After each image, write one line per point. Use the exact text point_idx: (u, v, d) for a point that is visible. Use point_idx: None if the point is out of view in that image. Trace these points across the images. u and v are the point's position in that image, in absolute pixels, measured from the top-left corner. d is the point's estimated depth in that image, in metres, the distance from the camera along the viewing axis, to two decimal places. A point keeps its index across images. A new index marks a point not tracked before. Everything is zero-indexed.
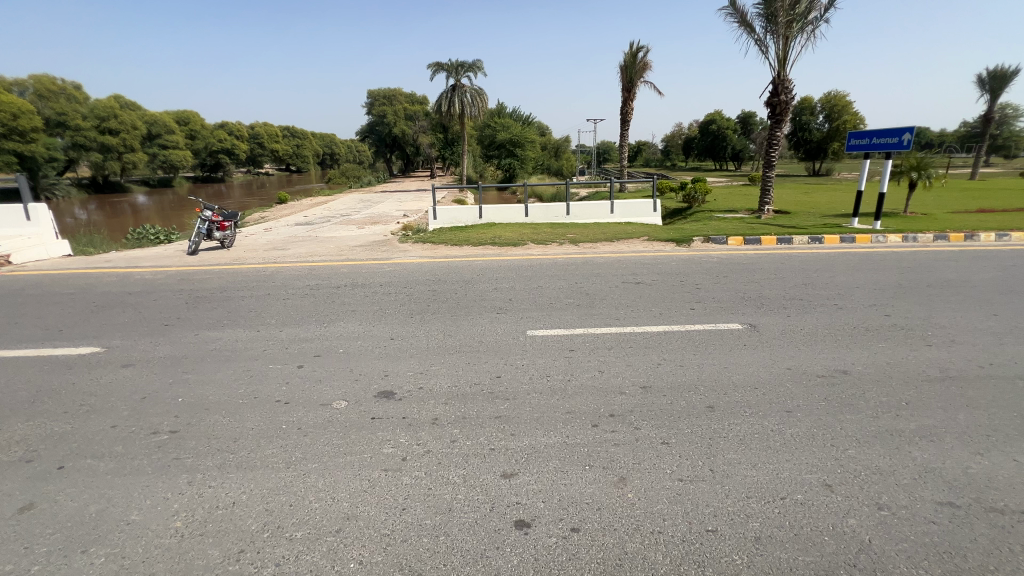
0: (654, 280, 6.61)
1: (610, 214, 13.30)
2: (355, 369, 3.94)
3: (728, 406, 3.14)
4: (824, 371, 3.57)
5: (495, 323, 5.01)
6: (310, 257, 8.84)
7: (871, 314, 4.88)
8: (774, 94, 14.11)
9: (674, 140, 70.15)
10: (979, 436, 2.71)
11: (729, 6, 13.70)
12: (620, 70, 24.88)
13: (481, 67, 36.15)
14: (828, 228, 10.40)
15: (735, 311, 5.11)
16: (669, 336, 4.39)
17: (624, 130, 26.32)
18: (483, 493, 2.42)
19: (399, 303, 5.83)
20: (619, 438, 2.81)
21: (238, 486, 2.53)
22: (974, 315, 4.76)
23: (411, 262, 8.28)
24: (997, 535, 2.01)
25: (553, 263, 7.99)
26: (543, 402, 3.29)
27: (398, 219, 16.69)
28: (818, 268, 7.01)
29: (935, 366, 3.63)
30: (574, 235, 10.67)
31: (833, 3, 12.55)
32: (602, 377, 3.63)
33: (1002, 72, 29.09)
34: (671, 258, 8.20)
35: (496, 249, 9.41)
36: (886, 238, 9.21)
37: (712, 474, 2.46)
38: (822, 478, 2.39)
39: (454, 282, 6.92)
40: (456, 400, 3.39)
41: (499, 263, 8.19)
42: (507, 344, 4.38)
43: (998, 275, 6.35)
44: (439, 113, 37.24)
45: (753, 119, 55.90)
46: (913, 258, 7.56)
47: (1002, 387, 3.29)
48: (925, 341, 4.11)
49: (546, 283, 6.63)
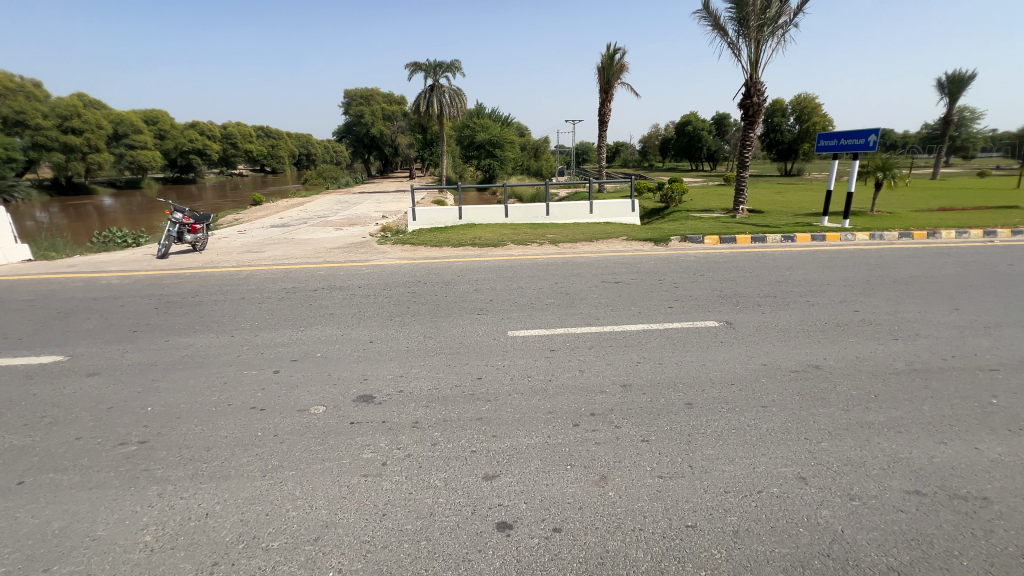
0: (634, 280, 6.69)
1: (589, 214, 13.40)
2: (333, 374, 3.87)
3: (706, 402, 3.19)
4: (797, 367, 3.67)
5: (476, 324, 4.99)
6: (286, 259, 8.66)
7: (841, 310, 5.03)
8: (747, 96, 14.43)
9: (652, 141, 71.21)
10: (942, 426, 2.83)
11: (702, 10, 13.97)
12: (598, 71, 25.13)
13: (459, 67, 36.02)
14: (800, 226, 10.69)
15: (711, 309, 5.20)
16: (648, 335, 4.45)
17: (603, 131, 26.58)
18: (465, 496, 2.40)
19: (378, 305, 5.76)
20: (600, 437, 2.83)
21: (211, 497, 2.46)
22: (938, 310, 4.95)
23: (390, 264, 8.19)
24: (960, 521, 2.09)
25: (534, 263, 8.01)
26: (524, 403, 3.29)
27: (377, 220, 16.51)
28: (791, 266, 7.20)
29: (902, 359, 3.77)
30: (554, 236, 10.71)
31: (801, 8, 12.91)
32: (582, 376, 3.65)
33: (960, 76, 30.44)
34: (649, 258, 8.31)
35: (476, 250, 9.38)
36: (854, 236, 9.52)
37: (691, 469, 2.50)
38: (796, 471, 2.45)
39: (435, 283, 6.87)
40: (437, 402, 3.36)
41: (479, 263, 8.16)
42: (488, 345, 4.37)
43: (958, 270, 6.63)
44: (418, 114, 36.97)
45: (728, 120, 57.14)
46: (880, 255, 7.84)
47: (964, 378, 3.43)
48: (891, 335, 4.26)
49: (527, 283, 6.65)
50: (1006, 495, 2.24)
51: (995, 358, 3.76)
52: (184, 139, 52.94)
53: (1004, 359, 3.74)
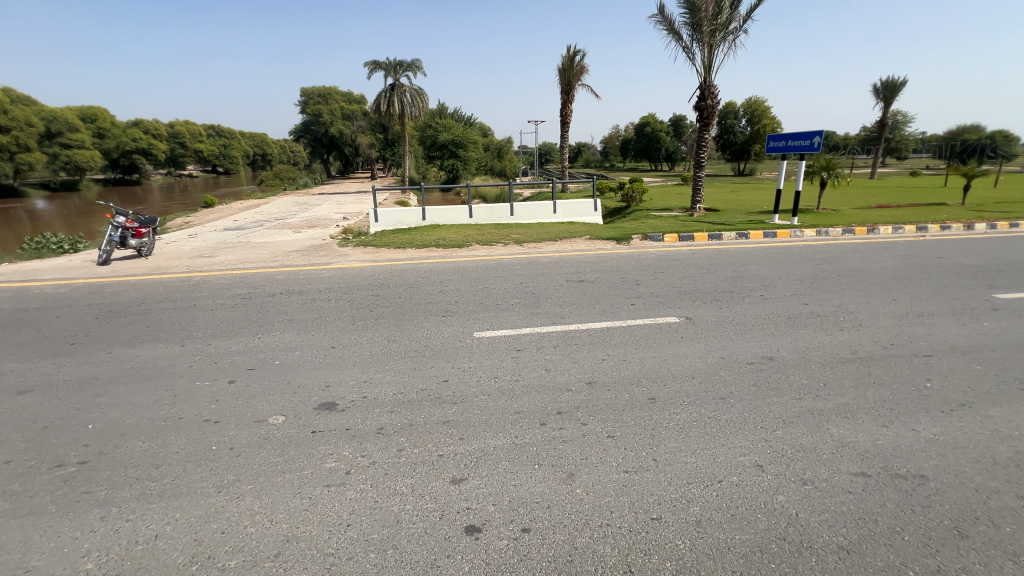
0: (597, 278, 6.81)
1: (552, 214, 13.52)
2: (292, 381, 3.73)
3: (668, 396, 3.27)
4: (753, 359, 3.82)
5: (441, 326, 4.94)
6: (241, 264, 8.30)
7: (791, 303, 5.28)
8: (701, 99, 14.94)
9: (612, 142, 72.68)
10: (884, 410, 3.01)
11: (658, 14, 14.37)
12: (558, 72, 25.42)
13: (420, 67, 35.60)
14: (753, 224, 11.17)
15: (672, 305, 5.35)
16: (612, 332, 4.53)
17: (565, 132, 26.91)
18: (432, 502, 2.36)
19: (340, 310, 5.61)
20: (567, 435, 2.85)
21: (161, 517, 2.32)
22: (878, 301, 5.27)
23: (352, 266, 7.99)
24: (902, 498, 2.23)
25: (499, 264, 8.01)
26: (491, 404, 3.28)
27: (337, 222, 16.08)
28: (745, 262, 7.51)
29: (847, 348, 3.99)
30: (518, 236, 10.75)
31: (749, 15, 13.48)
32: (548, 375, 3.68)
33: (893, 83, 32.61)
34: (612, 256, 8.47)
35: (441, 251, 9.29)
36: (802, 233, 10.02)
37: (655, 463, 2.56)
38: (753, 459, 2.55)
39: (399, 285, 6.75)
40: (403, 406, 3.31)
41: (444, 265, 8.09)
42: (454, 347, 4.33)
43: (895, 264, 7.09)
44: (378, 113, 36.30)
45: (684, 122, 59.04)
46: (826, 250, 8.29)
47: (902, 364, 3.67)
48: (838, 326, 4.50)
49: (493, 284, 6.64)
50: (941, 472, 2.41)
51: (928, 345, 4.04)
52: (126, 138, 49.91)
53: (937, 345, 4.02)
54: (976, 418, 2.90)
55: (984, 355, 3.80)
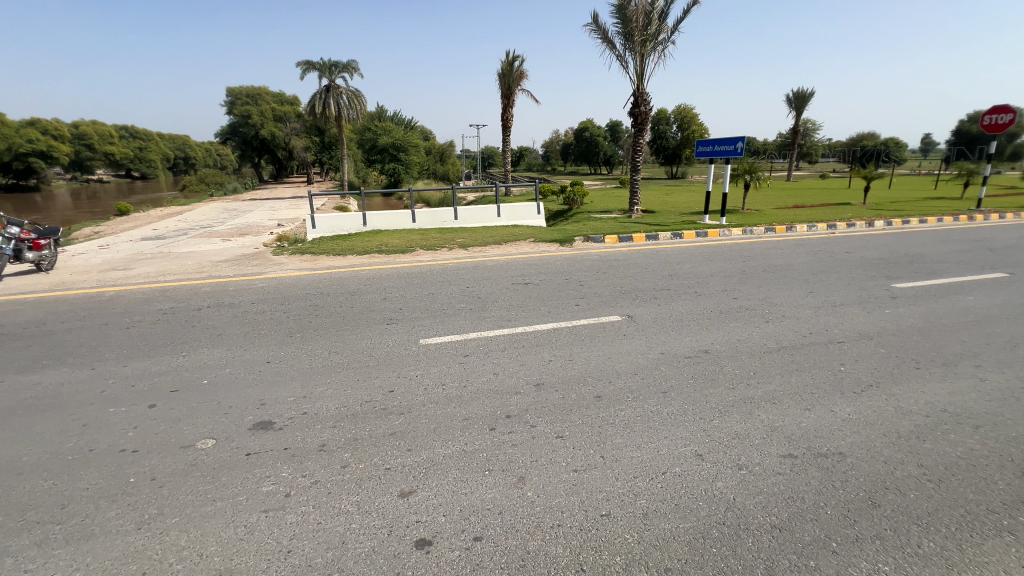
0: (542, 280, 6.90)
1: (497, 217, 13.56)
2: (223, 401, 3.47)
3: (613, 393, 3.36)
4: (689, 353, 4.02)
5: (386, 335, 4.80)
6: (161, 276, 7.64)
7: (723, 298, 5.62)
8: (636, 106, 15.58)
9: (553, 146, 74.25)
10: (807, 394, 3.26)
11: (592, 23, 14.84)
12: (498, 77, 25.63)
13: (357, 68, 34.59)
14: (686, 225, 11.78)
15: (614, 304, 5.52)
16: (557, 333, 4.60)
17: (506, 136, 27.14)
18: (380, 518, 2.28)
19: (275, 322, 5.30)
20: (516, 439, 2.85)
21: (69, 563, 2.07)
22: (798, 293, 5.72)
23: (288, 275, 7.60)
24: (824, 475, 2.42)
25: (444, 268, 7.92)
26: (439, 412, 3.22)
27: (271, 229, 15.24)
28: (680, 261, 7.90)
29: (773, 338, 4.29)
30: (463, 240, 10.69)
31: (676, 27, 14.24)
32: (497, 379, 3.67)
33: (803, 94, 35.74)
34: (556, 258, 8.62)
35: (383, 257, 9.04)
36: (730, 232, 10.70)
37: (602, 460, 2.62)
38: (693, 449, 2.67)
39: (340, 294, 6.50)
40: (346, 420, 3.17)
41: (387, 271, 7.87)
42: (399, 355, 4.22)
43: (811, 259, 7.74)
44: (313, 115, 34.87)
45: (620, 128, 61.45)
46: (751, 248, 8.90)
47: (820, 351, 4.00)
48: (764, 318, 4.84)
49: (438, 289, 6.55)
50: (856, 448, 2.64)
51: (842, 332, 4.43)
52: (19, 139, 44.68)
53: (848, 332, 4.42)
54: (883, 397, 3.20)
55: (887, 339, 4.22)
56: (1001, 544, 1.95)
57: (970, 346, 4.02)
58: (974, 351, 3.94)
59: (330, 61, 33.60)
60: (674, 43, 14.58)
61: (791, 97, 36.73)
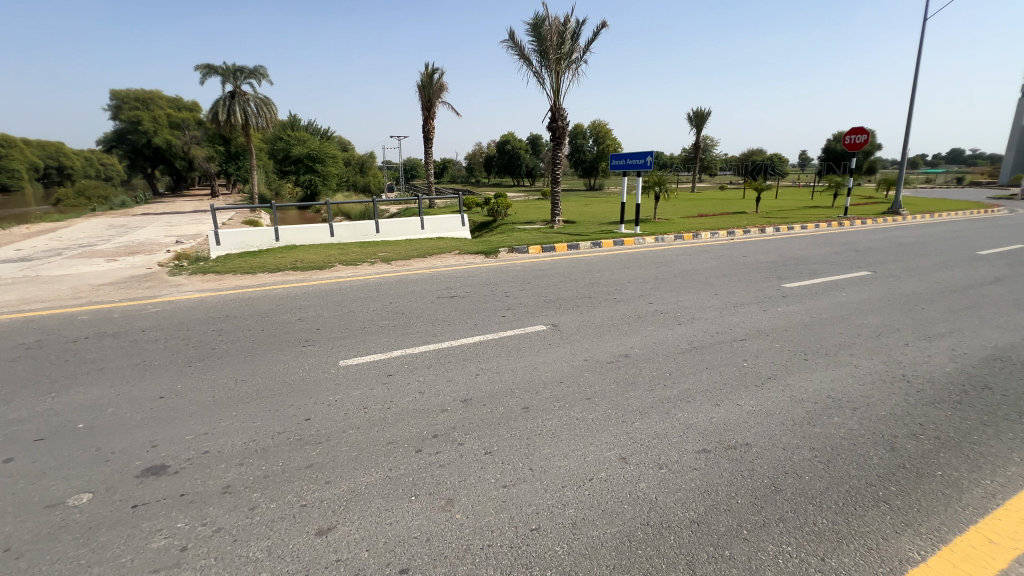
0: (468, 293, 6.85)
1: (420, 230, 13.30)
2: (104, 447, 3.02)
3: (540, 404, 3.39)
4: (611, 358, 4.17)
5: (301, 358, 4.48)
6: (24, 304, 6.57)
7: (640, 303, 5.92)
8: (553, 121, 16.16)
9: (476, 158, 74.86)
10: (715, 391, 3.51)
11: (509, 40, 15.22)
12: (418, 89, 25.39)
13: (265, 74, 32.59)
14: (605, 234, 12.34)
15: (539, 314, 5.60)
16: (484, 346, 4.56)
17: (428, 148, 26.90)
18: (295, 562, 2.08)
19: (171, 351, 4.75)
20: (444, 459, 2.77)
21: None
22: (705, 296, 6.18)
23: (186, 298, 6.87)
24: (733, 466, 2.60)
25: (366, 284, 7.61)
26: (361, 438, 3.04)
27: (167, 247, 13.76)
28: (600, 269, 8.24)
29: (685, 340, 4.58)
30: (385, 254, 10.36)
31: (588, 48, 15.02)
32: (423, 398, 3.55)
33: (702, 114, 39.23)
34: (481, 270, 8.63)
35: (298, 274, 8.49)
36: (644, 240, 11.38)
37: (531, 472, 2.61)
38: (617, 453, 2.75)
39: (248, 316, 5.99)
40: (255, 456, 2.88)
41: (303, 289, 7.40)
42: (317, 380, 3.95)
43: (714, 263, 8.43)
44: (216, 123, 32.24)
45: (540, 141, 63.43)
46: (663, 255, 9.52)
47: (725, 349, 4.33)
48: (676, 321, 5.16)
49: (359, 306, 6.26)
50: (759, 438, 2.87)
51: (743, 331, 4.84)
52: None
53: (748, 330, 4.84)
54: (779, 388, 3.53)
55: (779, 335, 4.67)
56: (880, 514, 2.20)
57: (846, 337, 4.56)
58: (849, 341, 4.48)
59: (233, 65, 31.34)
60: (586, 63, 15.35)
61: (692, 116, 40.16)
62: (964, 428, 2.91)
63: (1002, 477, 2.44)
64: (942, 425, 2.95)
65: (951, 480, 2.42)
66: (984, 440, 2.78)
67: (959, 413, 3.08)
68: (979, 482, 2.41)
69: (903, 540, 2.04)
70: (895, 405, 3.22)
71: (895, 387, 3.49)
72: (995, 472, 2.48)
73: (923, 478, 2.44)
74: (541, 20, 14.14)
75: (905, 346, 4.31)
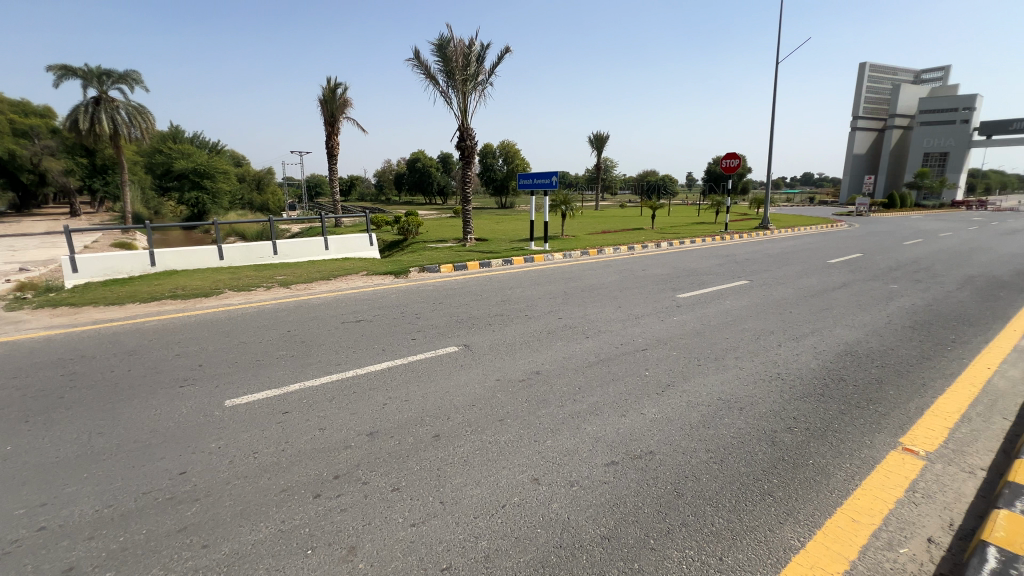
0: (376, 315, 6.54)
1: (324, 250, 12.54)
2: None
3: (451, 430, 3.27)
4: (522, 376, 4.17)
5: (178, 400, 3.92)
6: None
7: (550, 319, 6.05)
8: (462, 140, 16.27)
9: (386, 176, 73.12)
10: (621, 401, 3.65)
11: (414, 59, 15.13)
12: (320, 103, 24.28)
13: (139, 79, 29.14)
14: (516, 252, 12.57)
15: (451, 335, 5.48)
16: (392, 373, 4.34)
17: (333, 164, 25.69)
18: None
19: (2, 404, 3.89)
20: (346, 502, 2.53)
21: None
22: (610, 309, 6.49)
23: (27, 336, 5.74)
24: (639, 476, 2.69)
25: (261, 311, 6.94)
26: (248, 488, 2.69)
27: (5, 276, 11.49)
28: (511, 286, 8.34)
29: (592, 353, 4.74)
30: (284, 277, 9.58)
31: (493, 71, 15.41)
32: (324, 435, 3.25)
33: (602, 138, 42.07)
34: (390, 290, 8.31)
35: (177, 303, 7.52)
36: (553, 257, 11.76)
37: (442, 505, 2.48)
38: (530, 475, 2.72)
39: (111, 354, 5.14)
40: (110, 526, 2.42)
41: (183, 319, 6.54)
42: (196, 425, 3.46)
43: (618, 277, 8.93)
44: (74, 131, 28.04)
45: (451, 160, 63.68)
46: (570, 270, 9.90)
47: (629, 360, 4.54)
48: (584, 335, 5.34)
49: (251, 336, 5.68)
50: (661, 445, 3.00)
51: (643, 341, 5.14)
52: None
53: (648, 339, 5.14)
54: (677, 394, 3.76)
55: (676, 343, 5.02)
56: (766, 507, 2.39)
57: (731, 341, 5.02)
58: (734, 345, 4.94)
59: (97, 68, 27.64)
60: (492, 85, 15.73)
61: (593, 139, 42.87)
62: (827, 417, 3.31)
63: (858, 460, 2.79)
64: (811, 416, 3.32)
65: (820, 468, 2.71)
66: (843, 427, 3.18)
67: (823, 405, 3.49)
68: (841, 466, 2.73)
69: (785, 529, 2.23)
70: (773, 402, 3.57)
71: (772, 385, 3.88)
72: (853, 455, 2.83)
73: (798, 468, 2.71)
74: (446, 41, 14.29)
75: (778, 347, 4.85)
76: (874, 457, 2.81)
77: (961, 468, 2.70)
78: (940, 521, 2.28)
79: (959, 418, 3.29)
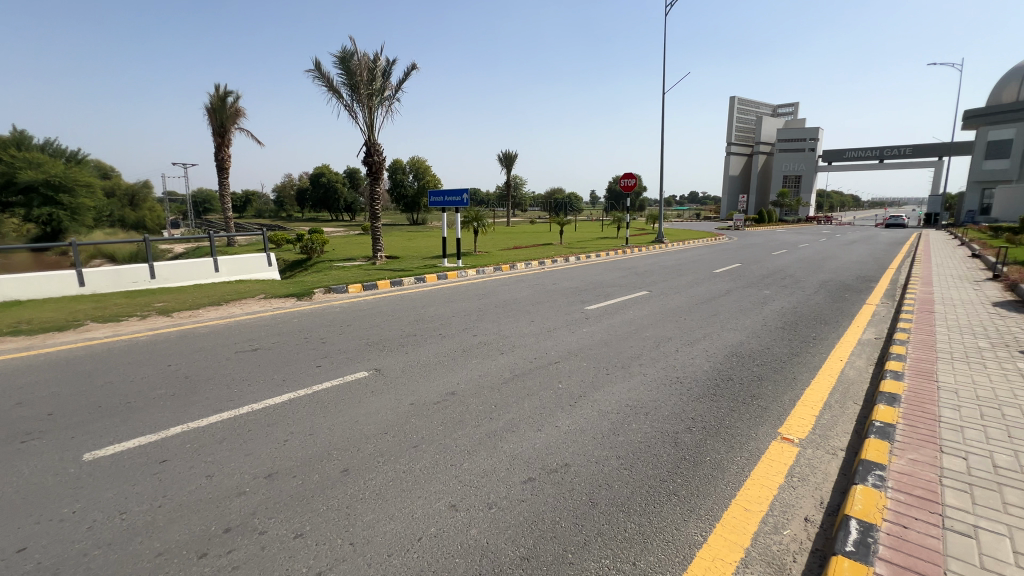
0: (275, 342, 6.01)
1: (214, 272, 11.33)
2: None
3: (362, 462, 3.07)
4: (438, 398, 4.06)
5: (17, 459, 3.24)
6: None
7: (464, 337, 5.99)
8: (369, 155, 15.77)
9: (286, 191, 68.50)
10: (537, 416, 3.68)
11: (315, 70, 14.46)
12: (207, 112, 22.19)
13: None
14: (429, 269, 12.35)
15: (360, 359, 5.20)
16: (295, 405, 3.99)
17: (223, 178, 23.49)
18: None
19: None
20: (239, 558, 2.25)
21: None
22: (524, 324, 6.59)
23: None
24: (556, 490, 2.72)
25: (133, 344, 6.05)
26: (113, 558, 2.28)
27: None
28: (425, 304, 8.16)
29: (507, 369, 4.76)
30: (162, 304, 8.47)
31: (400, 87, 15.21)
32: (211, 483, 2.88)
33: (510, 156, 43.27)
34: (292, 314, 7.71)
35: (19, 340, 6.30)
36: (466, 273, 11.75)
37: (352, 547, 2.30)
38: (447, 502, 2.63)
39: None
40: None
41: (26, 359, 5.49)
42: (42, 487, 2.88)
43: (530, 292, 9.14)
44: None
45: (359, 175, 61.46)
46: (484, 286, 9.94)
47: (543, 374, 4.63)
48: (499, 351, 5.36)
49: (120, 374, 4.91)
50: (575, 457, 3.07)
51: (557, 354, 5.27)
52: None
53: (560, 352, 5.29)
54: (588, 404, 3.89)
55: (586, 354, 5.21)
56: (672, 506, 2.53)
57: (635, 349, 5.33)
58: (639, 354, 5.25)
59: None
60: (399, 101, 15.51)
61: (503, 158, 43.92)
62: (719, 415, 3.63)
63: (746, 453, 3.07)
64: (706, 416, 3.61)
65: (716, 463, 2.95)
66: (733, 423, 3.50)
67: (715, 404, 3.83)
68: (732, 460, 2.99)
69: (689, 526, 2.38)
70: (674, 404, 3.83)
71: (672, 388, 4.18)
72: (742, 449, 3.12)
73: (697, 466, 2.92)
74: (349, 54, 13.85)
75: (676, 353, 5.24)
76: (759, 449, 3.13)
77: (826, 450, 3.10)
78: (813, 501, 2.58)
79: (822, 406, 3.78)
